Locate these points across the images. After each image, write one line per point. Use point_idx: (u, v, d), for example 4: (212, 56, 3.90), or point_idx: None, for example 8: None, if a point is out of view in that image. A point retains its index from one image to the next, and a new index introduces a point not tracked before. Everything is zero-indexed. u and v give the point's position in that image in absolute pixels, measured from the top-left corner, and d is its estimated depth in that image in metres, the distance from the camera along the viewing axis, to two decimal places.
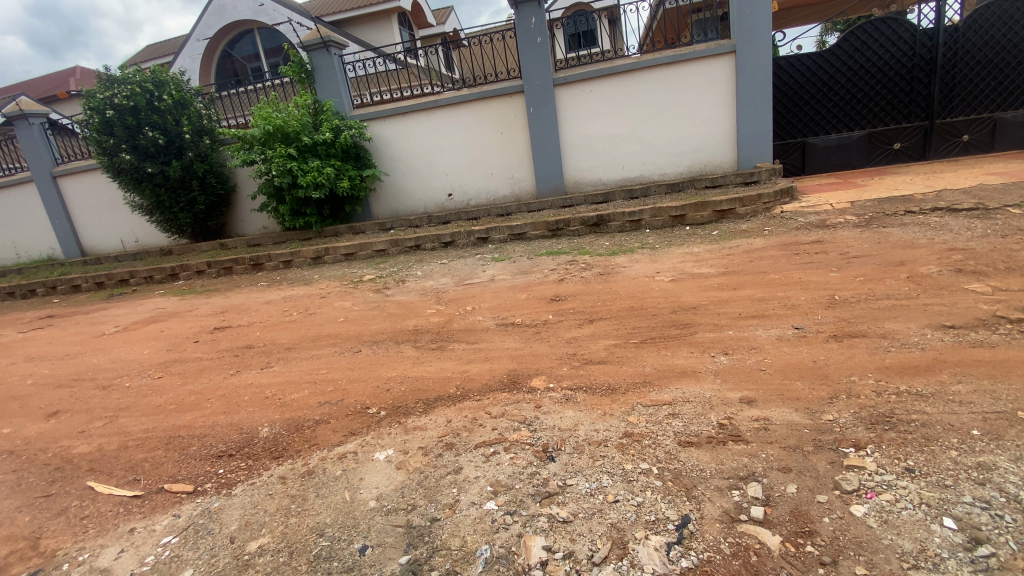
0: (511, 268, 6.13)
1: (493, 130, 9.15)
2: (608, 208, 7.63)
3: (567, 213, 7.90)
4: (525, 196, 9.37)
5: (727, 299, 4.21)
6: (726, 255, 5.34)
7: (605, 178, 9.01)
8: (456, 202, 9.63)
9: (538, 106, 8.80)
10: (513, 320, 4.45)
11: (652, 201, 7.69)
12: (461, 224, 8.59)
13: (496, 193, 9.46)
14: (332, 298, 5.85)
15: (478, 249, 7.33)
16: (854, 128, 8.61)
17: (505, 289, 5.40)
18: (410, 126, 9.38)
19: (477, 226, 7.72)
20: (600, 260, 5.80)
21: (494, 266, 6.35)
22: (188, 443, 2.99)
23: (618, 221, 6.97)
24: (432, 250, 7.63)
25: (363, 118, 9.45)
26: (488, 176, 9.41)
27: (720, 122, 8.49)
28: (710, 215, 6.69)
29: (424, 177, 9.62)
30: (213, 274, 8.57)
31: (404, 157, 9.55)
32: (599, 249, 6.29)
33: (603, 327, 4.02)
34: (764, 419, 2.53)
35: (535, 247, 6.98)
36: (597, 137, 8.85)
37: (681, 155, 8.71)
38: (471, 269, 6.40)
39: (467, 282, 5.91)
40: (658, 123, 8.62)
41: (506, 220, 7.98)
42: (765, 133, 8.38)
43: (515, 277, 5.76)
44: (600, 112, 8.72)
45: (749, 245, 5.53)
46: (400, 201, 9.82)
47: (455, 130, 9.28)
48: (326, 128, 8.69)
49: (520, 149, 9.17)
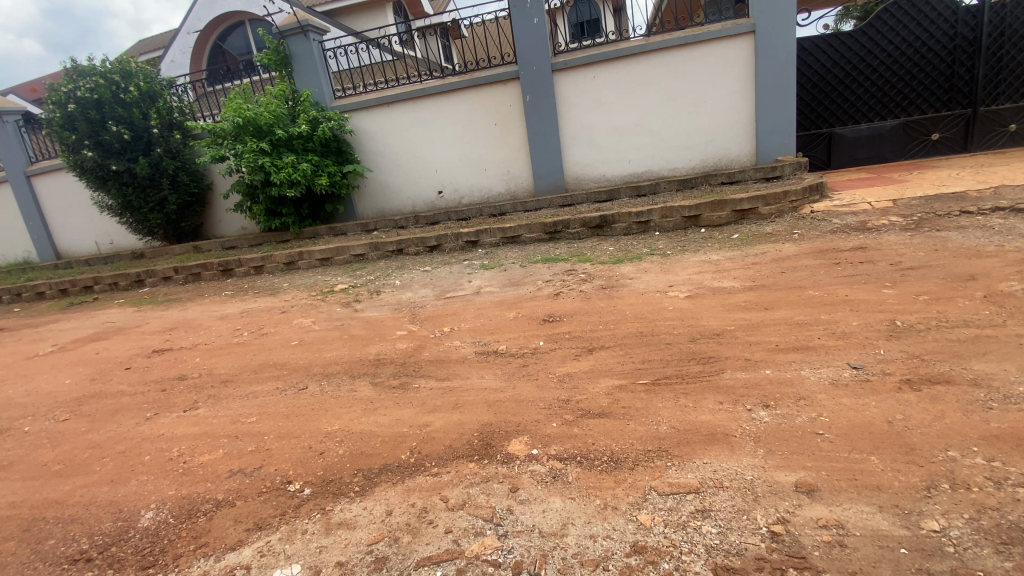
0: (501, 278, 5.35)
1: (487, 122, 8.35)
2: (612, 207, 6.84)
3: (566, 212, 7.11)
4: (522, 193, 8.57)
5: (758, 324, 3.42)
6: (752, 264, 4.53)
7: (609, 174, 8.19)
8: (447, 200, 8.85)
9: (535, 95, 7.99)
10: (496, 346, 3.66)
11: (661, 199, 6.88)
12: (450, 225, 7.80)
13: (490, 191, 8.67)
14: (293, 314, 5.07)
15: (467, 254, 6.56)
16: (888, 116, 7.73)
17: (490, 305, 4.61)
18: (397, 117, 8.60)
19: (467, 228, 6.94)
20: (603, 269, 5.01)
21: (482, 276, 5.56)
22: (47, 533, 2.24)
23: (623, 223, 6.18)
24: (416, 254, 6.84)
25: (346, 110, 8.67)
26: (482, 172, 8.62)
27: (738, 110, 7.63)
28: (729, 215, 5.87)
29: (412, 174, 8.85)
30: (181, 281, 7.84)
31: (390, 151, 8.78)
32: (602, 256, 5.49)
33: (604, 361, 3.23)
34: (836, 526, 1.80)
35: (530, 252, 6.19)
36: (600, 129, 8.03)
37: (693, 148, 7.86)
38: (456, 278, 5.63)
39: (449, 294, 5.11)
40: (669, 112, 7.78)
41: (501, 221, 7.20)
42: (787, 123, 7.53)
43: (504, 289, 4.96)
44: (604, 101, 7.90)
45: (777, 253, 4.72)
46: (387, 199, 9.05)
47: (445, 121, 8.50)
48: (302, 120, 7.92)
49: (516, 142, 8.36)
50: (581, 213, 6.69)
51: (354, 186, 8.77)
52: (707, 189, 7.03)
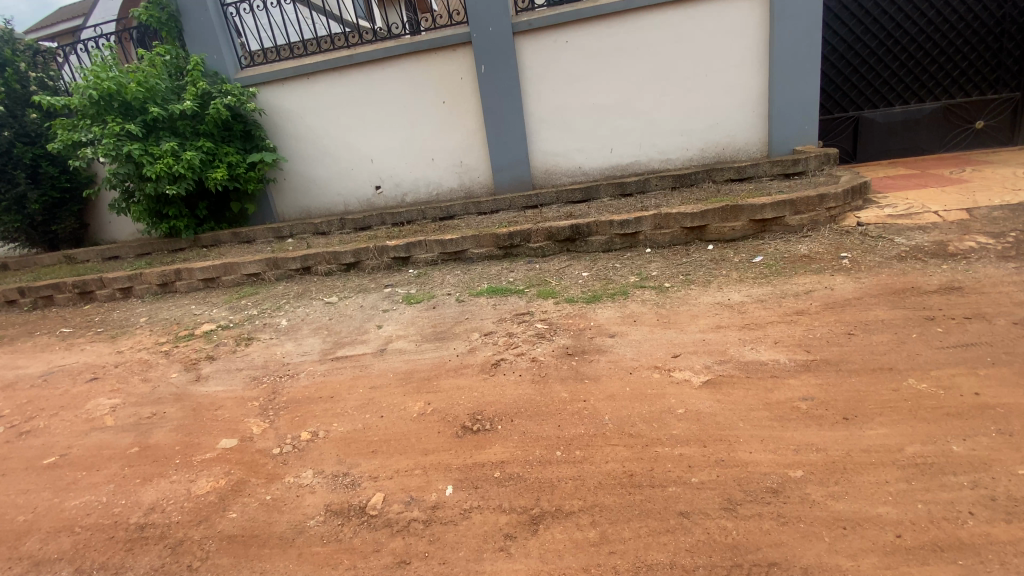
0: (422, 318, 3.64)
1: (432, 99, 6.61)
2: (587, 211, 5.18)
3: (529, 217, 5.41)
4: (478, 190, 6.86)
5: (852, 479, 1.79)
6: (790, 315, 2.96)
7: (585, 167, 6.53)
8: (386, 197, 7.11)
9: (492, 64, 6.26)
10: (366, 496, 2.01)
11: (650, 201, 5.21)
12: (381, 231, 6.03)
13: (439, 186, 6.95)
14: (104, 387, 3.36)
15: (392, 276, 4.82)
16: (924, 99, 6.16)
17: (390, 379, 2.85)
18: (320, 93, 6.83)
19: (398, 237, 5.22)
20: (566, 314, 3.37)
21: (397, 315, 3.82)
22: None
23: (602, 235, 4.57)
24: (327, 274, 5.11)
25: (255, 83, 6.89)
26: (428, 163, 6.89)
27: (748, 86, 6.02)
28: (745, 227, 4.29)
29: (343, 164, 7.09)
30: (28, 306, 6.00)
31: (314, 136, 7.02)
32: (570, 289, 3.85)
33: (558, 564, 1.60)
34: None
35: (472, 276, 4.50)
36: (575, 109, 6.36)
37: (691, 133, 6.22)
38: (365, 316, 3.90)
39: (338, 350, 3.37)
40: (660, 89, 6.14)
41: (444, 228, 5.47)
42: (808, 103, 5.96)
43: (419, 344, 3.19)
44: (579, 74, 6.22)
45: (821, 293, 3.16)
46: (312, 195, 7.28)
47: (380, 98, 6.74)
48: (187, 96, 6.16)
49: (470, 125, 6.64)
50: (546, 220, 5.03)
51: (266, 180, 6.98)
52: (713, 188, 5.37)
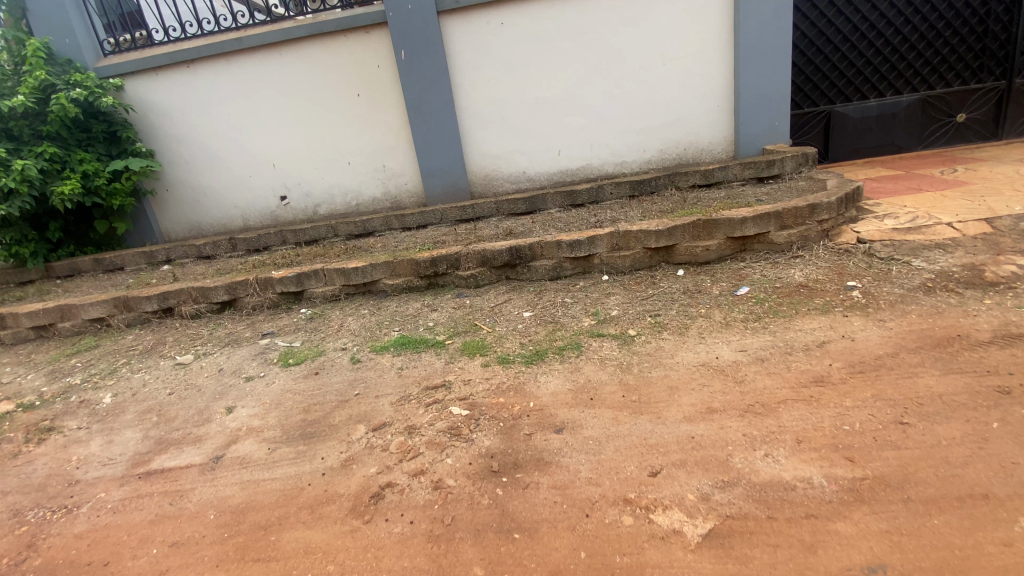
0: (289, 395, 2.60)
1: (343, 91, 5.50)
2: (529, 227, 4.17)
3: (460, 233, 4.33)
4: (404, 199, 5.79)
5: None
6: (802, 390, 2.04)
7: (529, 171, 5.58)
8: (294, 209, 5.97)
9: (413, 50, 5.21)
10: None
11: (607, 213, 4.23)
12: (276, 254, 4.76)
13: (357, 196, 5.84)
14: None
15: (273, 321, 3.66)
16: (905, 89, 5.57)
17: (204, 527, 1.83)
18: (205, 85, 5.64)
19: (289, 264, 4.07)
20: (486, 388, 2.31)
21: (261, 388, 2.74)
22: None
23: (548, 259, 3.59)
24: (196, 316, 3.94)
25: (121, 74, 5.59)
26: (343, 168, 5.77)
27: (711, 75, 5.22)
28: (721, 246, 3.44)
29: (240, 170, 5.92)
30: None
31: (203, 136, 5.81)
32: (495, 342, 2.77)
33: None
34: None
35: (377, 318, 3.40)
36: (514, 103, 5.39)
37: (650, 130, 5.37)
38: (212, 391, 2.82)
39: (155, 459, 2.29)
40: (612, 80, 5.26)
41: (353, 248, 4.30)
42: (777, 96, 5.24)
43: (272, 450, 2.16)
44: (518, 61, 5.26)
45: (835, 347, 2.31)
46: (204, 208, 6.06)
47: (281, 91, 5.59)
48: (22, 90, 4.88)
49: (391, 123, 5.55)
50: (476, 239, 3.99)
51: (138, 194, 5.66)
52: (682, 195, 4.43)
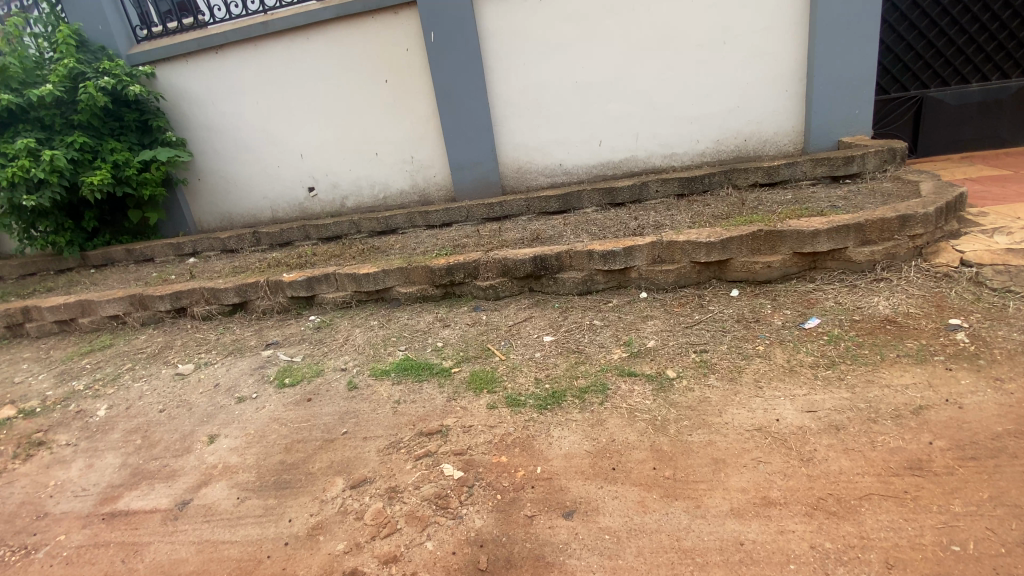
0: (275, 426, 2.35)
1: (371, 77, 5.19)
2: (559, 232, 3.74)
3: (485, 235, 3.95)
4: (433, 193, 5.47)
5: None
6: (891, 483, 1.57)
7: (567, 164, 5.12)
8: (321, 201, 5.76)
9: (444, 31, 4.80)
10: None
11: (648, 217, 3.74)
12: (294, 251, 4.54)
13: (385, 188, 5.57)
14: None
15: (281, 329, 3.42)
16: (1013, 72, 4.76)
17: None
18: (234, 72, 5.47)
19: (302, 265, 3.83)
20: (488, 440, 1.94)
21: (250, 415, 2.49)
22: None
23: (577, 271, 3.17)
24: (208, 318, 3.77)
25: (152, 61, 5.53)
26: (370, 159, 5.50)
27: (780, 55, 4.54)
28: (785, 263, 2.90)
29: (268, 160, 5.76)
30: None
31: (233, 125, 5.69)
32: (507, 374, 2.39)
33: None
34: None
35: (385, 331, 3.09)
36: (552, 89, 4.91)
37: (705, 119, 4.77)
38: (200, 414, 2.61)
39: (122, 499, 2.09)
40: (663, 62, 4.68)
41: (371, 250, 4.02)
42: (858, 80, 4.50)
43: (240, 502, 1.89)
44: (558, 42, 4.76)
45: (933, 418, 1.81)
46: (234, 198, 5.97)
47: (309, 77, 5.34)
48: (53, 80, 4.89)
49: (420, 111, 5.21)
50: (498, 244, 3.60)
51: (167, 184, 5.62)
52: (739, 196, 3.82)
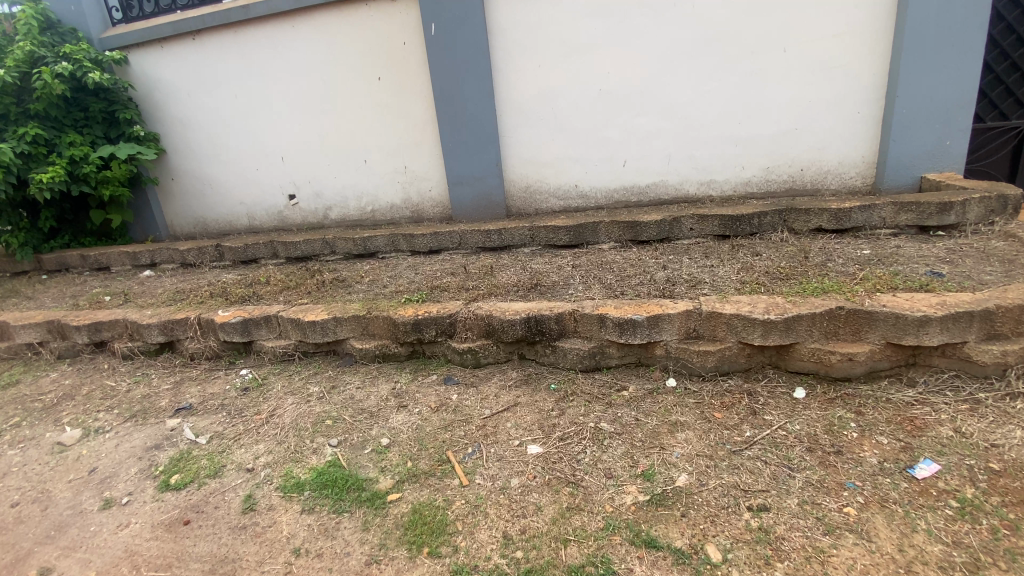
0: (125, 570, 1.65)
1: (363, 73, 4.49)
2: (563, 278, 2.94)
3: (471, 273, 3.18)
4: (427, 209, 4.74)
5: None
6: None
7: (584, 185, 4.35)
8: (303, 211, 5.09)
9: (447, 23, 4.06)
10: None
11: (676, 266, 2.91)
12: (252, 275, 3.84)
13: (373, 201, 4.86)
14: None
15: (202, 385, 2.71)
16: None
17: None
18: (211, 61, 4.82)
19: (246, 300, 3.14)
20: None
21: (107, 540, 1.79)
22: None
23: (582, 339, 2.35)
24: (129, 357, 3.09)
25: (124, 45, 4.90)
26: (359, 167, 4.80)
27: (854, 69, 3.68)
28: (871, 357, 2.08)
29: (247, 162, 5.09)
30: None
31: (210, 120, 5.04)
32: (462, 519, 1.62)
33: None
34: None
35: (321, 405, 2.35)
36: (572, 96, 4.13)
37: (753, 141, 3.94)
38: (43, 529, 1.90)
39: None
40: (707, 71, 3.86)
41: (333, 283, 3.29)
42: (953, 104, 3.62)
43: None
44: (581, 42, 3.98)
45: None
46: (209, 202, 5.33)
47: (293, 70, 4.66)
48: (7, 63, 4.30)
49: (416, 115, 4.49)
50: (483, 290, 2.81)
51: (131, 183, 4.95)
52: (796, 246, 2.99)
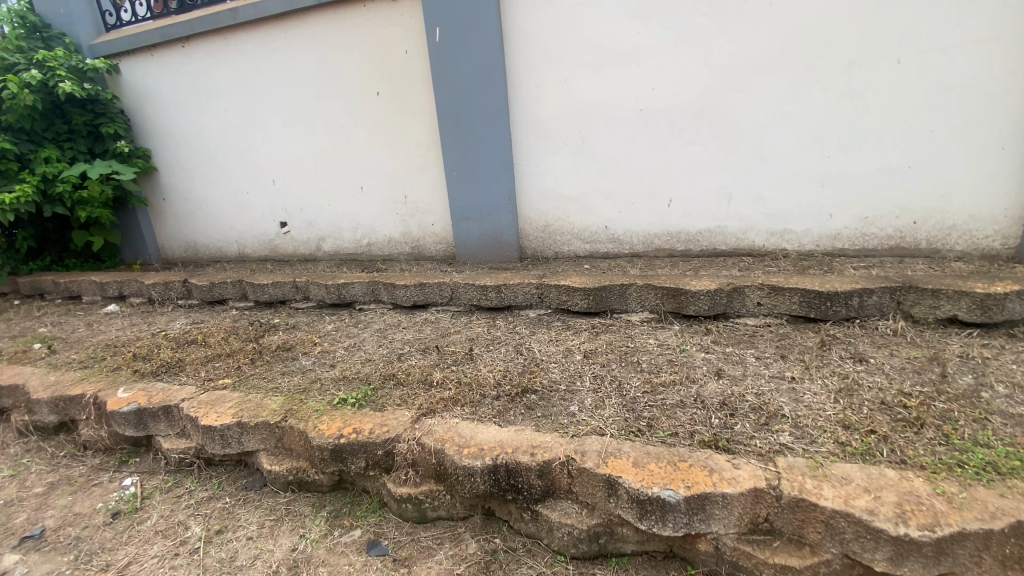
0: None
1: (359, 86, 3.82)
2: (565, 376, 2.03)
3: (446, 352, 2.32)
4: (428, 247, 4.00)
5: None
6: None
7: (617, 227, 3.47)
8: (293, 240, 4.47)
9: (453, 27, 3.32)
10: None
11: (734, 371, 1.96)
12: (201, 326, 3.17)
13: (369, 233, 4.17)
14: None
15: (73, 497, 2.09)
16: None
17: None
18: (201, 72, 4.31)
19: (160, 372, 2.50)
20: None
21: None
22: None
23: (581, 508, 1.48)
24: (21, 436, 2.51)
25: (116, 54, 4.48)
26: (354, 194, 4.12)
27: (1001, 88, 2.63)
28: None
29: (237, 183, 4.54)
30: None
31: (199, 137, 4.53)
32: None
33: None
34: None
35: (185, 569, 1.63)
36: (605, 117, 3.28)
37: (845, 181, 2.96)
38: None
39: None
40: (786, 88, 2.92)
41: (275, 351, 2.54)
42: None
43: None
44: (618, 50, 3.14)
45: None
46: (199, 225, 4.83)
47: (284, 82, 4.06)
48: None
49: (418, 137, 3.77)
50: (448, 390, 1.95)
51: (106, 208, 4.47)
52: (922, 350, 2.02)
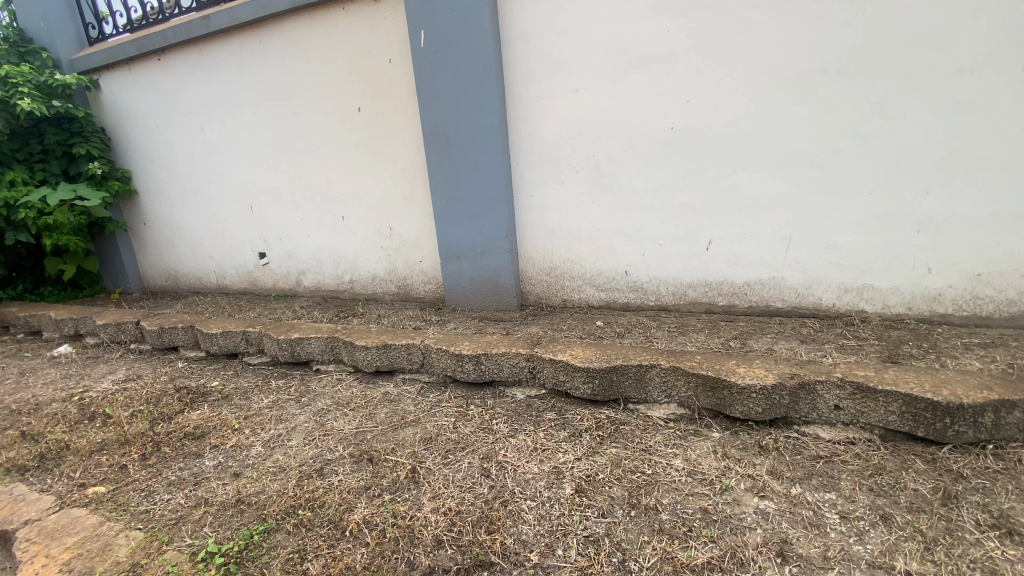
0: None
1: (339, 100, 3.29)
2: (541, 533, 1.34)
3: (385, 466, 1.66)
4: (416, 286, 3.42)
5: None
6: None
7: (639, 273, 2.78)
8: (272, 272, 3.98)
9: (440, 28, 2.71)
10: None
11: (809, 549, 1.25)
12: (128, 386, 2.62)
13: (352, 268, 3.62)
14: None
15: None
16: None
17: None
18: (177, 86, 3.87)
19: (35, 465, 1.92)
20: None
21: None
22: None
23: None
24: None
25: (94, 68, 4.11)
26: (335, 224, 3.58)
27: None
28: None
29: (215, 209, 4.08)
30: None
31: (177, 157, 4.09)
32: None
33: None
34: None
35: None
36: (625, 138, 2.61)
37: (949, 225, 2.19)
38: None
39: None
40: (868, 100, 2.18)
41: (180, 443, 1.95)
42: None
43: None
44: (642, 55, 2.48)
45: None
46: (178, 252, 4.39)
47: (261, 97, 3.57)
48: None
49: (405, 160, 3.19)
50: (362, 555, 1.31)
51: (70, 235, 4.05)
52: None
